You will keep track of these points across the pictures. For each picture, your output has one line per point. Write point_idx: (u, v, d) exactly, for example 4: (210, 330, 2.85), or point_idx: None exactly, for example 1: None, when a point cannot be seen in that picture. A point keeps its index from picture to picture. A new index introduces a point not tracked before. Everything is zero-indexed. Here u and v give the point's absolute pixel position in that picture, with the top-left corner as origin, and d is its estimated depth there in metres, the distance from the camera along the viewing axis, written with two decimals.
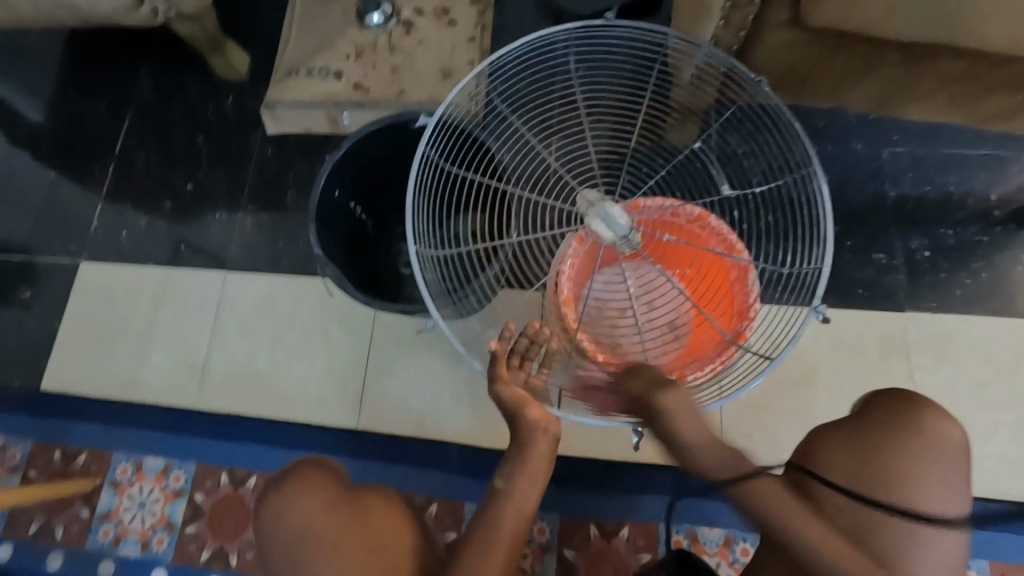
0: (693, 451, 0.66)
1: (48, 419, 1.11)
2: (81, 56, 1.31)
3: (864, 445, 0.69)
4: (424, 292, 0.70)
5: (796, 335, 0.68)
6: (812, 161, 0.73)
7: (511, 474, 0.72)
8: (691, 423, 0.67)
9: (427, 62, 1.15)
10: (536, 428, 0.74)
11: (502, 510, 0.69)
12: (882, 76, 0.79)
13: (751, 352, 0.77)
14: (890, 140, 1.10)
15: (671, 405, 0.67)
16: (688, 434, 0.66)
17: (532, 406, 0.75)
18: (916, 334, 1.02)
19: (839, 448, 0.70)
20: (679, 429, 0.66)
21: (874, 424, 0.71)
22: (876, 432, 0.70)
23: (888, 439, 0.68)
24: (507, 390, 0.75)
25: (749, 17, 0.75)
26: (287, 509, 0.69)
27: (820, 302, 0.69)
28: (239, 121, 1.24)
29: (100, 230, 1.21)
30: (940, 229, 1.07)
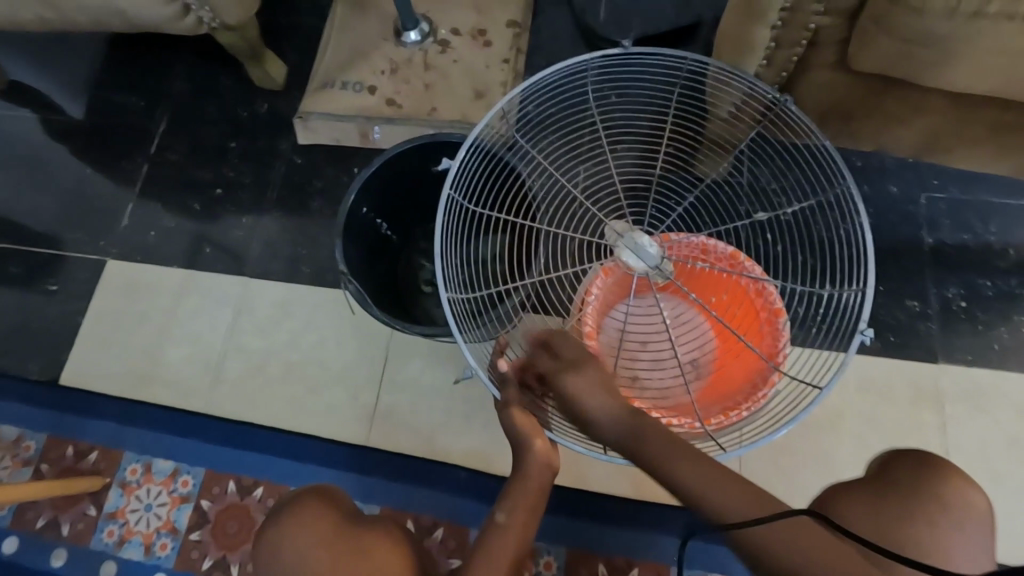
0: (595, 424, 0.64)
1: (63, 413, 1.12)
2: (124, 57, 1.34)
3: (883, 501, 0.66)
4: (448, 316, 0.70)
5: (843, 362, 0.65)
6: (847, 176, 0.72)
7: (512, 507, 0.66)
8: (592, 399, 0.64)
9: (460, 80, 1.15)
10: (539, 460, 0.66)
11: (500, 544, 0.65)
12: (929, 123, 0.77)
13: (795, 380, 0.71)
14: (928, 184, 1.07)
15: (582, 381, 0.66)
16: (594, 406, 0.64)
17: (538, 434, 0.67)
18: (950, 386, 0.98)
19: (858, 501, 0.67)
20: (587, 402, 0.64)
21: (894, 481, 0.68)
22: (892, 489, 0.67)
23: (908, 500, 0.65)
24: (521, 414, 0.67)
25: (793, 57, 0.72)
26: (282, 542, 0.70)
27: (866, 327, 0.67)
28: (272, 128, 1.26)
29: (129, 228, 1.23)
30: (978, 278, 1.03)
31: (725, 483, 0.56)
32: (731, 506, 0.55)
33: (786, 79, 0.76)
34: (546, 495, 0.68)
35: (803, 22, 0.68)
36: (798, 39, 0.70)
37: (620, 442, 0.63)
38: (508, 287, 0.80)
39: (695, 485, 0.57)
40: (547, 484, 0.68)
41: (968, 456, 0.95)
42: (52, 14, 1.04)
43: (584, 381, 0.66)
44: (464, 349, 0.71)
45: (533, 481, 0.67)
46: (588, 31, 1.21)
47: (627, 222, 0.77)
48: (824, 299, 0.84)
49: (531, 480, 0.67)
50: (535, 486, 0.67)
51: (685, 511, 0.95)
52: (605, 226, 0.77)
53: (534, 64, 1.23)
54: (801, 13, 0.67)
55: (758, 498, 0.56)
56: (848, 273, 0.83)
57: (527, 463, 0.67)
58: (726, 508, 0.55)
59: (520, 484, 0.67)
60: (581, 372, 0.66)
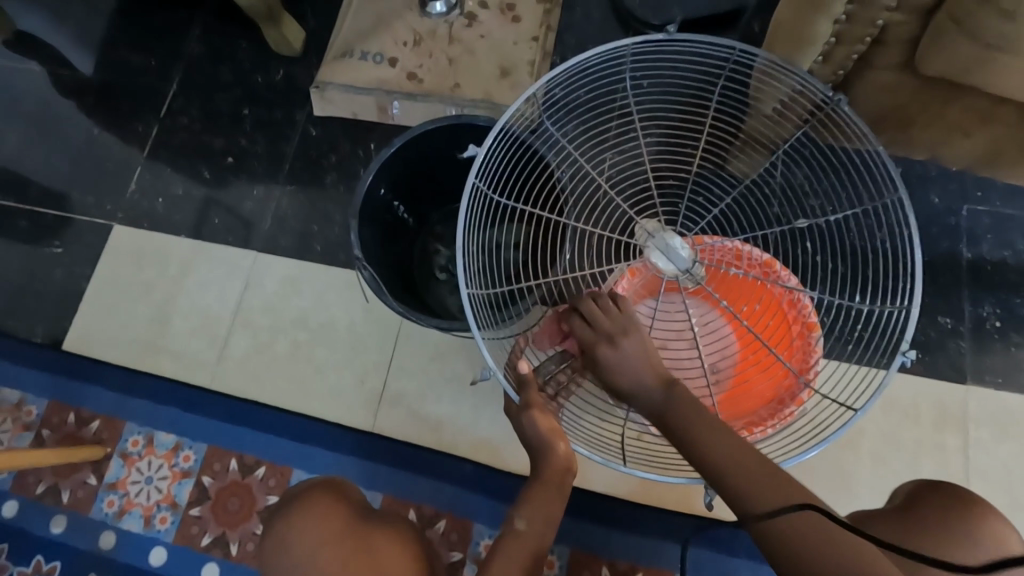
0: (627, 393, 0.61)
1: (66, 379, 1.10)
2: (136, 12, 1.28)
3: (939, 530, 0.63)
4: (468, 314, 0.66)
5: (883, 383, 0.62)
6: (898, 186, 0.66)
7: (532, 514, 0.64)
8: (635, 376, 0.61)
9: (486, 58, 1.09)
10: (558, 464, 0.64)
11: (515, 551, 0.63)
12: (995, 134, 0.71)
13: (825, 399, 0.67)
14: (971, 196, 1.02)
15: (622, 353, 0.62)
16: (634, 377, 0.61)
17: (561, 439, 0.65)
18: (977, 409, 0.94)
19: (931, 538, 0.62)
20: (623, 370, 0.61)
21: (922, 513, 0.65)
22: (930, 516, 0.64)
23: (957, 515, 0.64)
24: (542, 418, 0.65)
25: (854, 55, 0.67)
26: (293, 530, 0.69)
27: (909, 347, 0.63)
28: (287, 96, 1.21)
29: (137, 193, 1.19)
30: (1016, 298, 0.99)
31: (747, 469, 0.53)
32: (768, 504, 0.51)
33: (842, 78, 0.72)
34: (563, 500, 0.65)
35: (870, 19, 0.62)
36: (863, 36, 0.64)
37: (653, 411, 0.59)
38: (529, 284, 0.76)
39: (733, 472, 0.53)
40: (565, 488, 0.65)
41: (989, 480, 0.92)
42: None
43: (623, 355, 0.62)
44: (483, 349, 0.67)
45: (550, 486, 0.64)
46: (624, 12, 1.14)
47: (658, 221, 0.72)
48: (862, 312, 0.79)
49: (550, 484, 0.64)
50: (552, 491, 0.64)
51: (693, 518, 0.93)
52: (634, 225, 0.72)
53: (564, 43, 1.17)
54: (870, 9, 0.61)
55: (775, 491, 0.51)
56: (888, 286, 0.77)
57: (544, 465, 0.65)
58: (744, 500, 0.52)
59: (541, 489, 0.64)
60: (620, 341, 0.62)
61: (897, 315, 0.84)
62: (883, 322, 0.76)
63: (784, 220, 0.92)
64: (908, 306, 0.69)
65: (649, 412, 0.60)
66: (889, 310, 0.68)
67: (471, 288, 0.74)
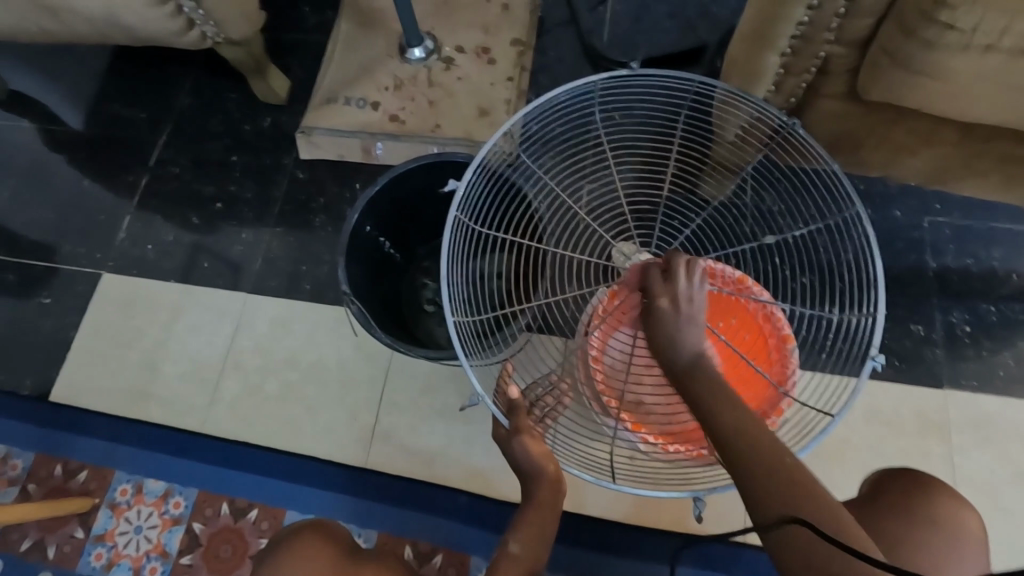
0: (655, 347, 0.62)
1: (53, 430, 1.09)
2: (126, 68, 1.33)
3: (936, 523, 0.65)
4: (455, 343, 0.68)
5: (855, 389, 0.64)
6: (855, 202, 0.71)
7: (527, 535, 0.64)
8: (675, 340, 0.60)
9: (464, 98, 1.15)
10: (550, 482, 0.66)
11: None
12: (938, 153, 0.77)
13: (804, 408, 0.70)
14: (931, 210, 1.07)
15: (677, 319, 0.61)
16: (681, 337, 0.61)
17: (551, 461, 0.66)
18: (956, 413, 0.97)
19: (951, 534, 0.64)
20: (672, 332, 0.61)
21: (925, 536, 0.64)
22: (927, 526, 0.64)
23: (919, 496, 0.67)
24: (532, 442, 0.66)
25: (802, 85, 0.73)
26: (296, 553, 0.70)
27: (878, 352, 0.66)
28: (274, 142, 1.25)
29: (126, 241, 1.21)
30: (983, 304, 1.03)
31: (779, 472, 0.52)
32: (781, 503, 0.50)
33: (795, 106, 0.77)
34: (556, 520, 0.66)
35: (812, 52, 0.68)
36: (808, 67, 0.70)
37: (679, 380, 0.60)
38: (513, 310, 0.78)
39: (757, 468, 0.52)
40: (557, 506, 0.66)
41: (975, 484, 0.94)
42: (55, 24, 1.03)
43: (679, 319, 0.61)
44: (472, 376, 0.69)
45: (543, 505, 0.65)
46: (593, 52, 1.21)
47: (634, 244, 0.75)
48: (833, 323, 0.82)
49: (543, 504, 0.65)
50: (545, 511, 0.65)
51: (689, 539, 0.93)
52: (611, 248, 0.75)
53: (538, 83, 1.23)
54: (811, 44, 0.67)
55: (810, 502, 0.50)
56: (857, 298, 0.81)
57: (536, 486, 0.66)
58: (772, 506, 0.51)
59: (535, 511, 0.65)
60: (684, 301, 0.61)
61: (866, 324, 0.88)
62: (852, 332, 0.80)
63: (756, 238, 0.96)
64: (874, 314, 0.73)
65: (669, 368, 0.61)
66: (857, 319, 0.71)
67: (457, 317, 0.76)
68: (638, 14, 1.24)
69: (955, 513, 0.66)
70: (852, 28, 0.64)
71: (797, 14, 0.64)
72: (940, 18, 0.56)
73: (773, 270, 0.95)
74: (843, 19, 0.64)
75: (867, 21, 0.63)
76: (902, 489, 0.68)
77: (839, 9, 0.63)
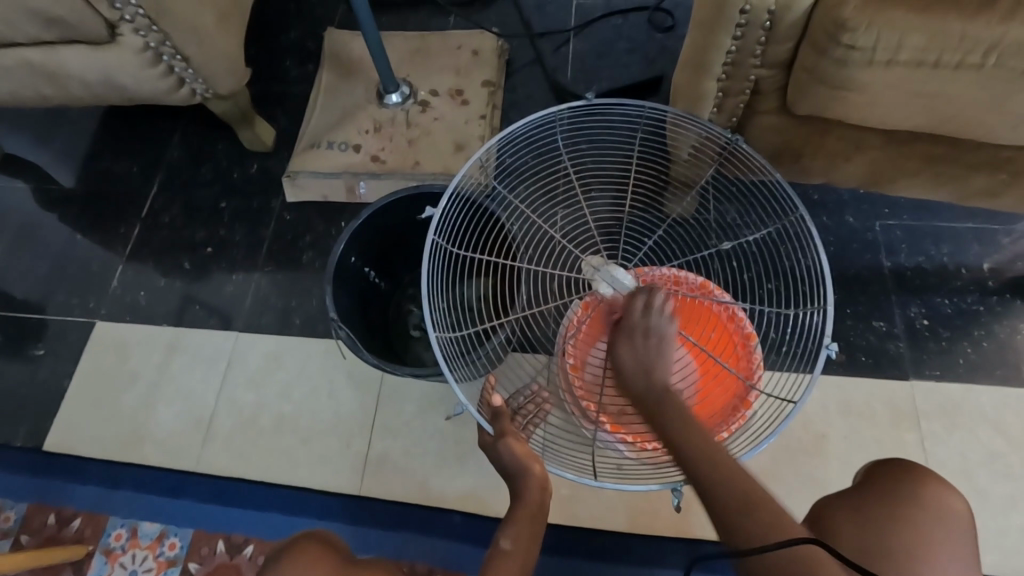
0: (628, 374, 0.72)
1: (47, 480, 1.10)
2: (117, 126, 1.40)
3: (933, 512, 0.66)
4: (438, 356, 0.72)
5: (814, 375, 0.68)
6: (798, 205, 0.76)
7: (518, 534, 0.66)
8: (643, 364, 0.71)
9: (440, 136, 1.22)
10: (536, 482, 0.69)
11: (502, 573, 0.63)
12: (869, 158, 0.84)
13: (768, 398, 0.75)
14: (881, 213, 1.15)
15: (633, 356, 0.72)
16: (642, 367, 0.71)
17: (537, 462, 0.70)
18: (924, 402, 1.02)
19: (941, 500, 0.67)
20: (638, 367, 0.71)
21: (940, 541, 0.64)
22: (935, 528, 0.65)
23: (912, 479, 0.69)
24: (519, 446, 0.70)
25: (740, 105, 0.81)
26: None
27: (831, 340, 0.70)
28: (262, 187, 1.31)
29: (119, 289, 1.25)
30: (939, 297, 1.09)
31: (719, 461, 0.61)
32: (720, 490, 0.59)
33: (737, 124, 0.85)
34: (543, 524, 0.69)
35: (744, 75, 0.77)
36: (742, 89, 0.79)
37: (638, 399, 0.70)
38: (492, 325, 0.82)
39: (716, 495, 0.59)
40: (543, 509, 0.69)
41: (949, 469, 0.98)
42: (52, 89, 1.10)
43: (638, 348, 0.72)
44: (457, 388, 0.72)
45: (529, 510, 0.68)
46: (558, 88, 1.31)
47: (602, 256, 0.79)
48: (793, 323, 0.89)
49: (531, 508, 0.68)
50: (531, 515, 0.67)
51: (681, 542, 0.95)
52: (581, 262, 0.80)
53: (510, 118, 1.32)
54: (742, 68, 0.76)
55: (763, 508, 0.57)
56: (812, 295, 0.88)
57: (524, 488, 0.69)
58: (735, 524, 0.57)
59: (523, 510, 0.68)
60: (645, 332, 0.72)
61: (823, 320, 0.94)
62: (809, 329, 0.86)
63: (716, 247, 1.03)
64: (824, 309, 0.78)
65: (642, 393, 0.70)
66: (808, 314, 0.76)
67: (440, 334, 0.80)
68: (598, 53, 1.35)
69: (954, 492, 0.68)
70: (774, 53, 0.73)
71: (725, 43, 0.73)
72: (844, 40, 0.65)
73: (735, 276, 1.01)
74: (765, 46, 0.72)
75: (786, 45, 0.72)
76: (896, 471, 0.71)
77: (761, 37, 0.71)
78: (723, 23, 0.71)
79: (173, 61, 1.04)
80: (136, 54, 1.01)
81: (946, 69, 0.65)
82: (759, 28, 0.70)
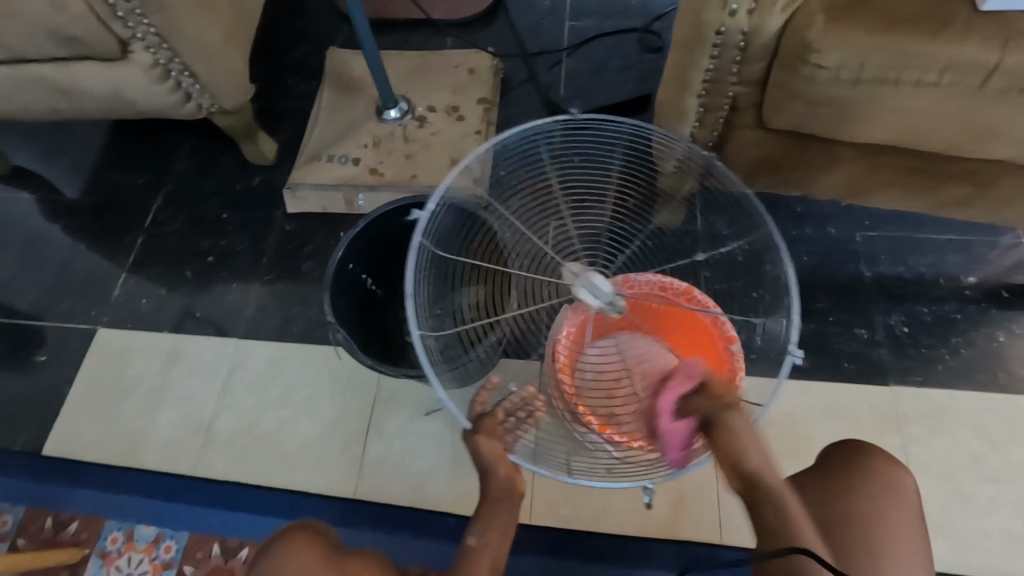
0: (747, 463, 0.65)
1: (46, 484, 1.11)
2: (124, 140, 1.44)
3: (887, 487, 0.72)
4: (424, 359, 0.71)
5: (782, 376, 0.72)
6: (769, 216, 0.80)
7: (485, 530, 0.72)
8: (756, 444, 0.66)
9: (438, 151, 1.27)
10: (505, 484, 0.75)
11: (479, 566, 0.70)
12: (842, 170, 0.89)
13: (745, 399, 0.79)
14: (863, 225, 1.19)
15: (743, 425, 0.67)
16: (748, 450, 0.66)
17: (505, 464, 0.75)
18: (905, 407, 1.05)
19: (895, 477, 0.73)
20: (751, 446, 0.66)
21: (894, 516, 0.70)
22: (891, 504, 0.71)
23: (866, 454, 0.75)
24: (491, 448, 0.75)
25: (720, 120, 0.86)
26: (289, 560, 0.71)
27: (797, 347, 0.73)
28: (264, 198, 1.35)
29: (122, 297, 1.28)
30: (918, 306, 1.13)
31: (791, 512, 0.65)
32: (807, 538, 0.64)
33: (717, 139, 0.90)
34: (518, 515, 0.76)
35: (722, 92, 0.81)
36: (721, 105, 0.83)
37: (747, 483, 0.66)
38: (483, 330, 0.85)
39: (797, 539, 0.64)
40: (518, 504, 0.76)
41: (930, 471, 1.00)
42: (64, 104, 1.14)
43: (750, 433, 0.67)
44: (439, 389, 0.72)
45: (505, 507, 0.74)
46: (552, 105, 1.36)
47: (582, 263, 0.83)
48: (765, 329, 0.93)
49: (507, 506, 0.74)
50: (507, 511, 0.74)
51: (670, 544, 0.97)
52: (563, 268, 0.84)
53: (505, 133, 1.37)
54: (720, 85, 0.80)
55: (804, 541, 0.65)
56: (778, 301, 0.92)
57: (501, 489, 0.75)
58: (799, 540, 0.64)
59: (493, 509, 0.74)
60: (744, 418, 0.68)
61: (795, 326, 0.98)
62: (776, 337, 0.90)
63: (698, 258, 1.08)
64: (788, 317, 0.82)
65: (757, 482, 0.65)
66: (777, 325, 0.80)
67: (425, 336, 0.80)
68: (590, 72, 1.41)
69: (903, 468, 0.75)
70: (749, 71, 0.77)
71: (703, 63, 0.78)
72: (812, 59, 0.69)
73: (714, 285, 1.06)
74: (740, 65, 0.77)
75: (759, 64, 0.76)
76: (851, 448, 0.76)
77: (736, 57, 0.76)
78: (701, 43, 0.76)
79: (181, 77, 1.09)
80: (146, 70, 1.06)
81: (906, 87, 0.70)
82: (734, 48, 0.75)
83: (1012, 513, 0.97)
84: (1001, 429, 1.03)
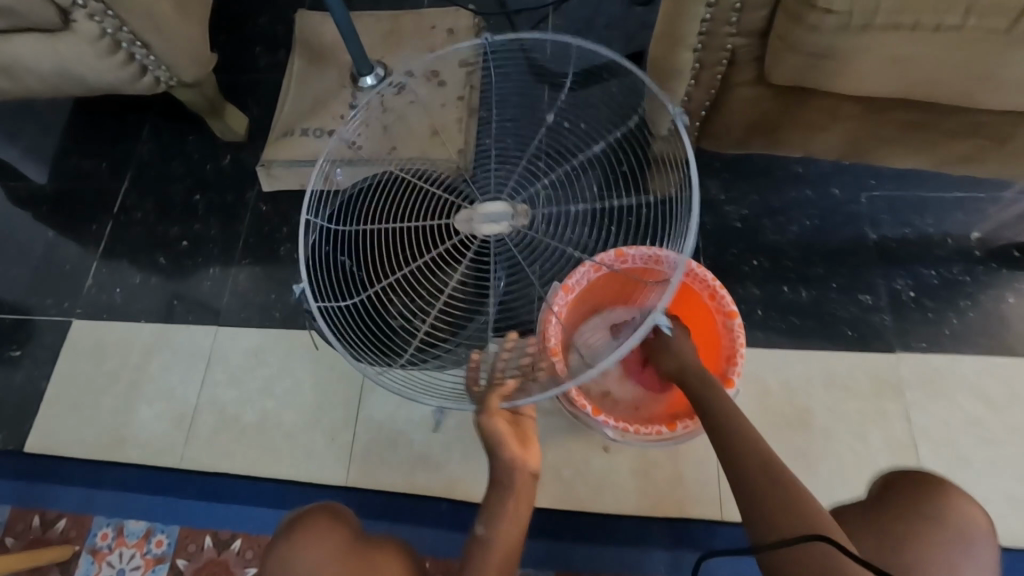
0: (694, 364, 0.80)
1: (31, 482, 1.09)
2: (85, 120, 1.35)
3: (958, 533, 0.66)
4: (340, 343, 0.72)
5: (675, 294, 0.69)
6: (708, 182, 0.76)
7: (489, 518, 0.70)
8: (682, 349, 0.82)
9: (418, 121, 1.19)
10: (515, 468, 0.73)
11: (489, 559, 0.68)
12: (848, 127, 0.83)
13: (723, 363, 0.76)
14: (866, 184, 1.13)
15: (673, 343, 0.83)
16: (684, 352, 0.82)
17: (510, 443, 0.73)
18: (909, 373, 1.02)
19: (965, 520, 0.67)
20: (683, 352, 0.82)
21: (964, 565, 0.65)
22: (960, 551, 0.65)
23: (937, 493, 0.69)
24: (493, 426, 0.72)
25: (717, 76, 0.79)
26: (296, 551, 0.71)
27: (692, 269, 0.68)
28: (236, 178, 1.28)
29: (94, 287, 1.23)
30: (922, 269, 1.08)
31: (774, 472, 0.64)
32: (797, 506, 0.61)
33: (715, 96, 0.83)
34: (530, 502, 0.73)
35: (720, 44, 0.74)
36: (719, 59, 0.76)
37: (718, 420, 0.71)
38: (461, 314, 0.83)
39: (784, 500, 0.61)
40: (528, 491, 0.73)
41: (934, 440, 0.98)
42: (10, 83, 1.06)
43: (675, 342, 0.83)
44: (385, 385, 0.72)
45: (512, 494, 0.72)
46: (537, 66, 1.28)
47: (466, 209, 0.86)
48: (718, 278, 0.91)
49: (514, 491, 0.72)
50: (514, 499, 0.71)
51: (667, 521, 0.96)
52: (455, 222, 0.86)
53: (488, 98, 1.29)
54: (718, 37, 0.74)
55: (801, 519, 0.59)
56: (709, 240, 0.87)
57: (510, 474, 0.73)
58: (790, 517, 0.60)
59: (499, 495, 0.72)
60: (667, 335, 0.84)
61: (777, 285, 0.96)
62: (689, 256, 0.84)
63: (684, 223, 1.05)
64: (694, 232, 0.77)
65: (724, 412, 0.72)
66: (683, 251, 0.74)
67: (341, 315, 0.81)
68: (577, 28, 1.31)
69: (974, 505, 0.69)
70: (748, 20, 0.71)
71: (699, 12, 0.71)
72: (819, 4, 0.63)
73: None
74: (740, 13, 0.71)
75: (761, 12, 0.70)
76: (920, 484, 0.71)
77: (734, 5, 0.70)
78: None
79: (134, 49, 1.00)
80: (93, 42, 0.97)
81: (922, 33, 0.64)
82: None
83: (1016, 478, 0.95)
84: (1008, 393, 1.00)
